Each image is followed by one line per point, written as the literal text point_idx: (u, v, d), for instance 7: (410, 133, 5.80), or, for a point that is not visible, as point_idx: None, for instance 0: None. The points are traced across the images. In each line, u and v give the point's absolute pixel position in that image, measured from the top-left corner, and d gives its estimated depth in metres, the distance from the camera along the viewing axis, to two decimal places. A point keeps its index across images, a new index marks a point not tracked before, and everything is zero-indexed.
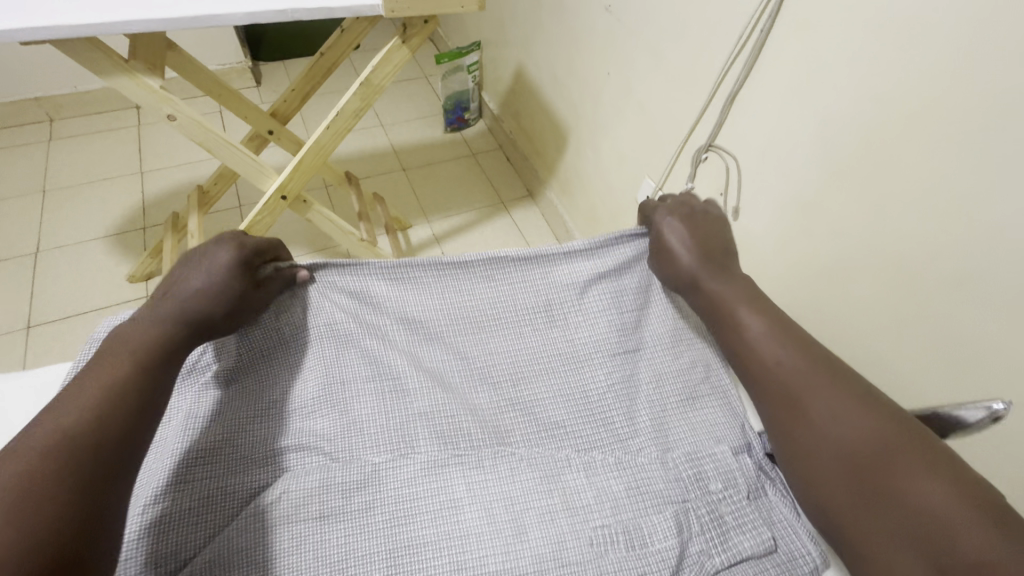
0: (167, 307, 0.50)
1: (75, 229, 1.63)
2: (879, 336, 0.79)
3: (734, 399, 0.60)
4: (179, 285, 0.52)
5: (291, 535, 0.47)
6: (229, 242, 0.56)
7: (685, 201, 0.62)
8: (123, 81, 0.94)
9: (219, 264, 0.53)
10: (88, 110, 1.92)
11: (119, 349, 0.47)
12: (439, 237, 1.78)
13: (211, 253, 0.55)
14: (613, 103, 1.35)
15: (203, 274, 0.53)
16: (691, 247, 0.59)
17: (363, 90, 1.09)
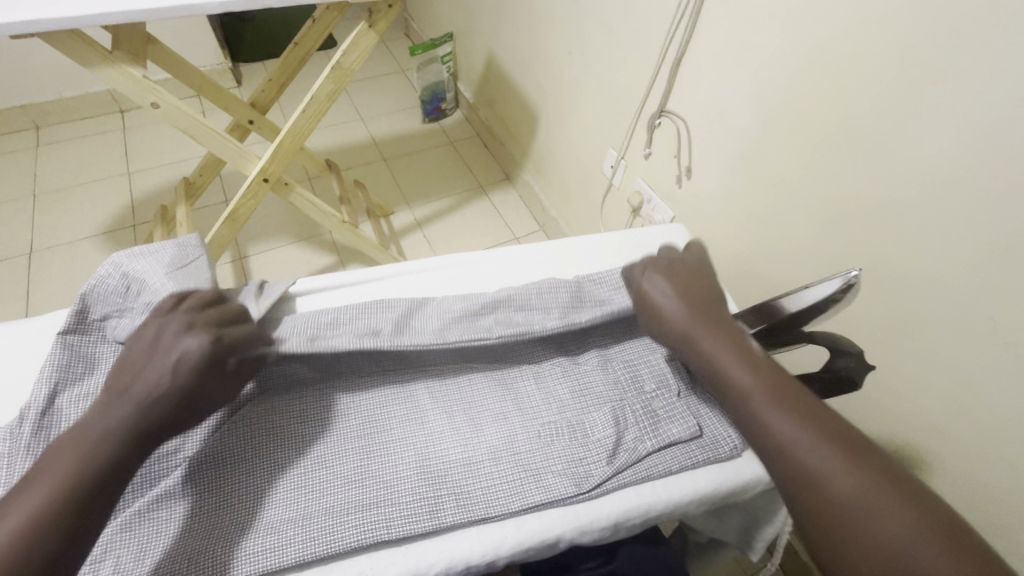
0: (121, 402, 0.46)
1: (67, 229, 1.69)
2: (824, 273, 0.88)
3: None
4: (133, 380, 0.47)
5: (276, 435, 0.54)
6: (200, 329, 0.50)
7: (665, 261, 0.63)
8: (109, 72, 1.00)
9: (181, 363, 0.47)
10: (73, 117, 1.97)
11: (50, 470, 0.42)
12: (421, 222, 1.85)
13: (179, 339, 0.49)
14: (577, 81, 1.42)
15: (162, 371, 0.47)
16: (692, 309, 0.57)
17: (334, 73, 1.16)
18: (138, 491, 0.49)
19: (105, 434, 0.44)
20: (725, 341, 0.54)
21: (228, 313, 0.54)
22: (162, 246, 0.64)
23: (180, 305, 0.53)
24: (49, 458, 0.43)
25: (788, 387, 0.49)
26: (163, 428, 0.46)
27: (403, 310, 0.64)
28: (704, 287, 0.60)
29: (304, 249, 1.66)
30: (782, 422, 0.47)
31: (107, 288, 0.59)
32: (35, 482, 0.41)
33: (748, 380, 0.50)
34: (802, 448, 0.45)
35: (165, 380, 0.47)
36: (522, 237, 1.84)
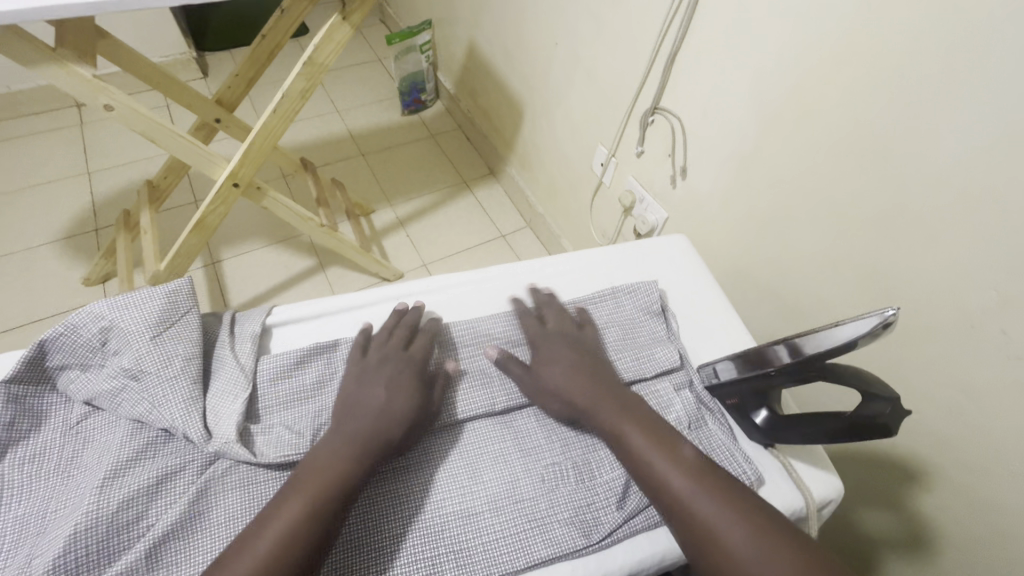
0: (368, 409, 0.53)
1: (23, 234, 1.58)
2: (833, 283, 0.85)
3: (625, 370, 0.63)
4: (356, 405, 0.53)
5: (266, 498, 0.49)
6: (400, 358, 0.57)
7: (557, 312, 0.66)
8: (53, 71, 0.91)
9: (397, 381, 0.55)
10: (25, 111, 1.84)
11: (302, 481, 0.47)
12: (403, 221, 1.78)
13: (389, 370, 0.56)
14: (565, 72, 1.35)
15: (379, 393, 0.54)
16: (574, 384, 0.57)
17: (307, 69, 1.08)
18: (93, 569, 0.43)
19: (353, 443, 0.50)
20: (625, 416, 0.55)
21: (412, 343, 0.60)
22: (150, 291, 0.55)
23: (375, 344, 0.59)
24: (295, 477, 0.48)
25: (708, 474, 0.50)
26: (397, 440, 0.52)
27: (324, 363, 0.58)
28: (587, 347, 0.62)
29: (281, 252, 1.58)
30: (720, 517, 0.47)
31: (77, 340, 0.52)
32: (293, 494, 0.46)
33: (675, 475, 0.50)
34: (739, 552, 0.45)
35: (386, 399, 0.54)
36: (508, 234, 1.79)
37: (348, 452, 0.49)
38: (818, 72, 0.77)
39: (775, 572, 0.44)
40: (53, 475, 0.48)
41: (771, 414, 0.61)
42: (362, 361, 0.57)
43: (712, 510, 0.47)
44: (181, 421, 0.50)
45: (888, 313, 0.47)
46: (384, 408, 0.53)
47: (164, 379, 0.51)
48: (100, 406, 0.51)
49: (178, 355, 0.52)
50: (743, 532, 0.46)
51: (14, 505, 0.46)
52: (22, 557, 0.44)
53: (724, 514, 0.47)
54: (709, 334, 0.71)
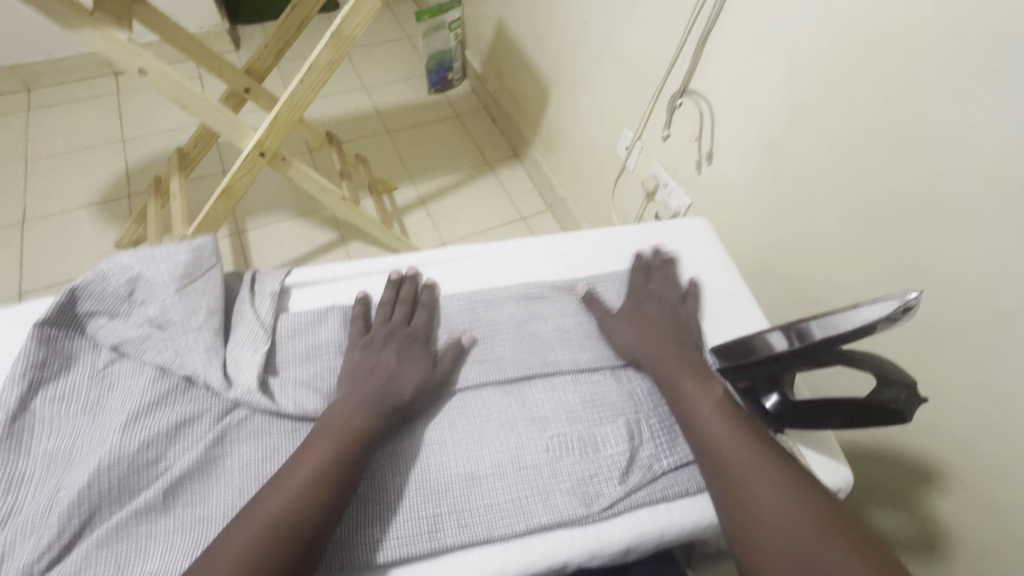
0: (380, 377, 0.54)
1: (60, 198, 1.63)
2: (857, 276, 0.83)
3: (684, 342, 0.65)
4: (372, 369, 0.55)
5: (279, 444, 0.51)
6: (404, 334, 0.59)
7: (658, 268, 0.70)
8: (89, 34, 0.93)
9: (407, 355, 0.57)
10: (64, 78, 1.89)
11: (322, 435, 0.49)
12: (425, 199, 1.79)
13: (395, 345, 0.57)
14: (593, 53, 1.33)
15: (392, 362, 0.56)
16: (651, 335, 0.62)
17: (334, 41, 1.08)
18: (114, 503, 0.46)
19: (363, 406, 0.51)
20: (685, 369, 0.58)
21: (413, 319, 0.61)
22: (177, 246, 0.57)
23: (377, 320, 0.59)
24: (314, 434, 0.49)
25: (752, 432, 0.52)
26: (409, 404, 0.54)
27: (339, 320, 0.60)
28: (670, 307, 0.65)
29: (303, 225, 1.61)
30: (752, 475, 0.49)
31: (107, 288, 0.54)
32: (313, 444, 0.48)
33: (715, 432, 0.53)
34: (764, 493, 0.48)
35: (399, 369, 0.55)
36: (529, 217, 1.79)
37: (367, 410, 0.51)
38: (853, 56, 0.75)
39: (794, 511, 0.46)
40: (81, 414, 0.50)
41: (781, 399, 0.59)
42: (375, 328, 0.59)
43: (743, 466, 0.50)
44: (202, 369, 0.51)
45: (911, 298, 0.45)
46: (395, 376, 0.55)
47: (187, 329, 0.53)
48: (126, 352, 0.53)
49: (201, 307, 0.54)
50: (774, 493, 0.48)
51: (45, 441, 0.49)
52: (50, 487, 0.46)
53: (754, 464, 0.50)
54: (726, 318, 0.69)
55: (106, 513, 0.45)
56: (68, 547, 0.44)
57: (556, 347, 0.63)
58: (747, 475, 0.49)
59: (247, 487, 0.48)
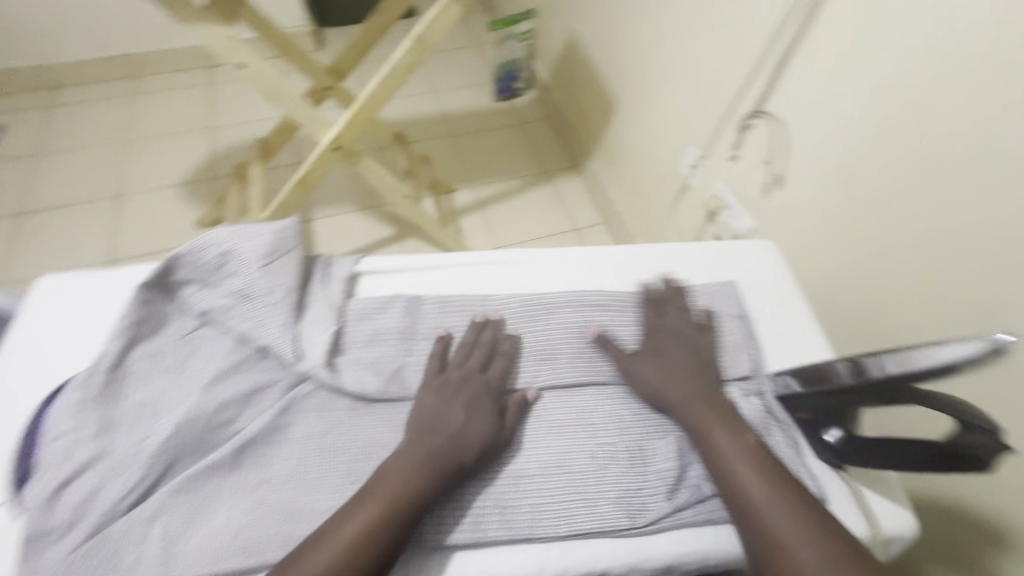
0: (445, 430, 0.52)
1: (152, 176, 1.78)
2: (934, 316, 0.79)
3: (743, 362, 0.64)
4: (438, 419, 0.53)
5: (339, 420, 0.54)
6: (477, 382, 0.56)
7: (674, 300, 0.66)
8: (200, 28, 1.02)
9: (476, 405, 0.54)
10: (166, 68, 2.06)
11: (376, 491, 0.48)
12: (482, 203, 1.83)
13: (467, 394, 0.55)
14: (664, 69, 1.32)
15: (459, 417, 0.53)
16: (671, 376, 0.58)
17: (416, 45, 1.13)
18: (192, 455, 0.50)
19: (422, 463, 0.50)
20: (717, 416, 0.55)
21: (490, 367, 0.59)
22: (266, 226, 0.61)
23: (454, 362, 0.58)
24: (370, 487, 0.48)
25: (794, 490, 0.50)
26: (470, 464, 0.51)
27: (400, 309, 0.62)
28: (694, 351, 0.61)
29: (365, 218, 1.68)
30: (790, 532, 0.46)
31: (201, 259, 0.58)
32: (365, 499, 0.47)
33: (755, 483, 0.50)
34: (805, 560, 0.45)
35: (465, 423, 0.53)
36: (582, 228, 1.79)
37: (422, 470, 0.49)
38: (948, 85, 0.71)
39: None
40: (167, 371, 0.55)
41: (845, 433, 0.58)
42: (451, 372, 0.57)
43: (783, 526, 0.47)
44: (277, 342, 0.55)
45: (1002, 341, 0.42)
46: (461, 433, 0.52)
47: (267, 304, 0.57)
48: (212, 319, 0.58)
49: (281, 284, 0.58)
50: (817, 557, 0.45)
51: (135, 391, 0.54)
52: (138, 432, 0.51)
53: (794, 527, 0.47)
54: (787, 345, 0.67)
55: (185, 463, 0.50)
56: (150, 491, 0.49)
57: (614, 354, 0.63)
58: (778, 522, 0.47)
59: (308, 456, 0.51)
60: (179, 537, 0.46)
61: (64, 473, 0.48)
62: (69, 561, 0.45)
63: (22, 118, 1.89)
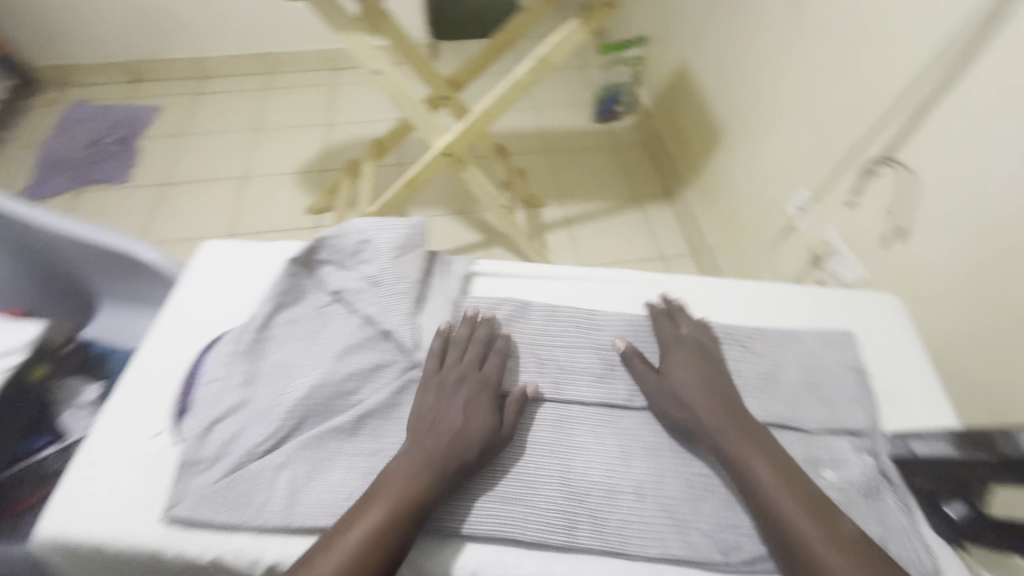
0: (443, 433, 0.54)
1: (275, 163, 1.97)
2: None
3: (863, 415, 0.61)
4: (436, 421, 0.55)
5: None
6: (474, 381, 0.58)
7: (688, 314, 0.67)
8: (349, 35, 1.13)
9: (474, 406, 0.57)
10: (299, 67, 2.28)
11: (384, 492, 0.50)
12: (570, 220, 1.85)
13: (464, 392, 0.57)
14: (781, 106, 1.29)
15: (456, 419, 0.55)
16: (701, 396, 0.59)
17: (537, 64, 1.18)
18: (317, 417, 0.56)
19: (424, 463, 0.52)
20: (754, 446, 0.55)
21: (485, 364, 0.60)
22: (402, 222, 0.66)
23: (449, 360, 0.60)
24: (376, 487, 0.51)
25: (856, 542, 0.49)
26: (471, 463, 0.54)
27: (507, 312, 0.66)
28: (715, 367, 0.62)
29: (457, 222, 1.76)
30: None
31: (342, 244, 0.65)
32: (372, 501, 0.50)
33: (807, 530, 0.49)
34: None
35: (464, 422, 0.55)
36: (669, 257, 1.77)
37: (424, 471, 0.52)
38: None
39: None
40: (303, 337, 0.61)
41: (969, 511, 0.54)
42: (444, 372, 0.59)
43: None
44: (400, 327, 0.60)
45: None
46: (458, 435, 0.54)
47: (394, 292, 0.62)
48: (344, 298, 0.64)
49: (407, 276, 0.63)
50: None
51: (273, 352, 0.60)
52: (274, 389, 0.57)
53: None
54: (907, 407, 0.64)
55: (311, 423, 0.56)
56: (281, 442, 0.55)
57: None
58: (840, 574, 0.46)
59: None
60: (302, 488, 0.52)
61: (216, 413, 0.56)
62: (212, 490, 0.52)
63: (177, 101, 2.17)
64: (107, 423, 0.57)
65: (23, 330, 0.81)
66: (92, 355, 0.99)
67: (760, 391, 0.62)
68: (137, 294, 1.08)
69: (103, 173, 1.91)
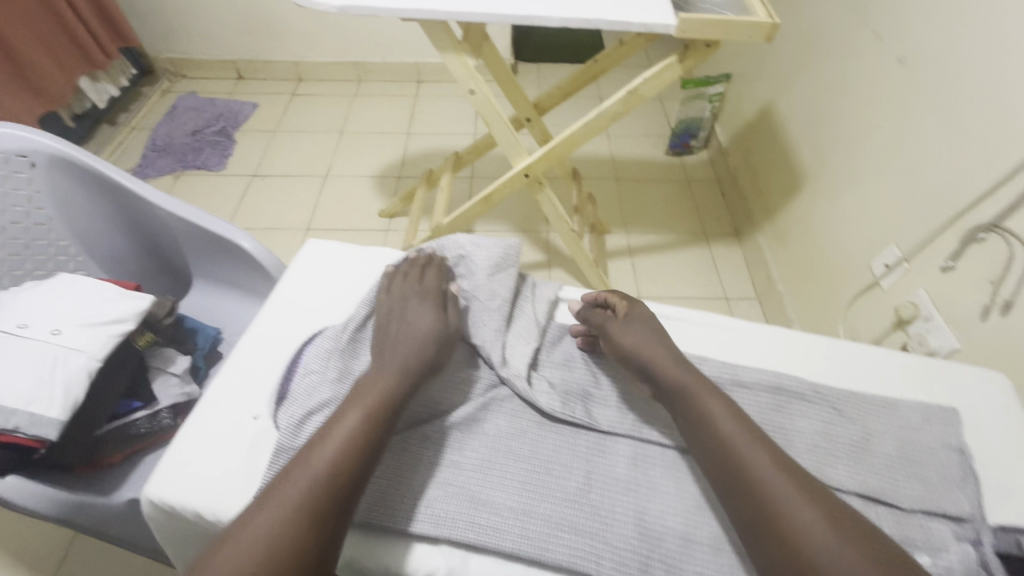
0: (403, 338, 0.64)
1: (355, 165, 2.08)
2: None
3: (965, 501, 0.57)
4: (395, 331, 0.65)
5: (531, 432, 0.65)
6: (421, 294, 0.68)
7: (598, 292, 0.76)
8: (451, 56, 1.18)
9: (423, 313, 0.66)
10: (386, 77, 2.40)
11: (362, 394, 0.59)
12: (633, 250, 1.84)
13: (411, 304, 0.67)
14: (876, 159, 1.25)
15: (411, 327, 0.65)
16: (628, 339, 0.67)
17: (628, 97, 1.20)
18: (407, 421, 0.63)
19: (387, 362, 0.62)
20: (678, 378, 0.63)
21: (429, 282, 0.70)
22: (493, 242, 0.76)
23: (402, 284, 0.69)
24: (354, 392, 0.60)
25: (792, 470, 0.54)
26: (427, 357, 0.63)
27: (584, 348, 0.73)
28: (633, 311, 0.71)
29: (521, 239, 1.79)
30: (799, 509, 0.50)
31: (442, 257, 0.75)
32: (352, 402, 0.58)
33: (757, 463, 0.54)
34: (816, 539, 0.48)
35: (417, 327, 0.65)
36: (732, 298, 1.73)
37: (389, 370, 0.61)
38: None
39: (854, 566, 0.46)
40: None
41: None
42: (391, 298, 0.68)
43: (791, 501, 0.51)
44: (489, 344, 0.68)
45: None
46: (414, 338, 0.64)
47: (486, 309, 0.70)
48: None
49: (499, 294, 0.71)
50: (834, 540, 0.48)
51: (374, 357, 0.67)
52: None
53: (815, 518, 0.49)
54: (1007, 497, 0.60)
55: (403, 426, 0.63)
56: None
57: (812, 440, 0.61)
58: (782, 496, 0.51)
59: (501, 452, 0.62)
60: (385, 482, 0.59)
61: (312, 405, 0.61)
62: None
63: (272, 100, 2.33)
64: (211, 407, 0.64)
65: (135, 301, 0.88)
66: (185, 328, 1.05)
67: (852, 455, 0.60)
68: (226, 277, 1.16)
69: (201, 160, 2.06)
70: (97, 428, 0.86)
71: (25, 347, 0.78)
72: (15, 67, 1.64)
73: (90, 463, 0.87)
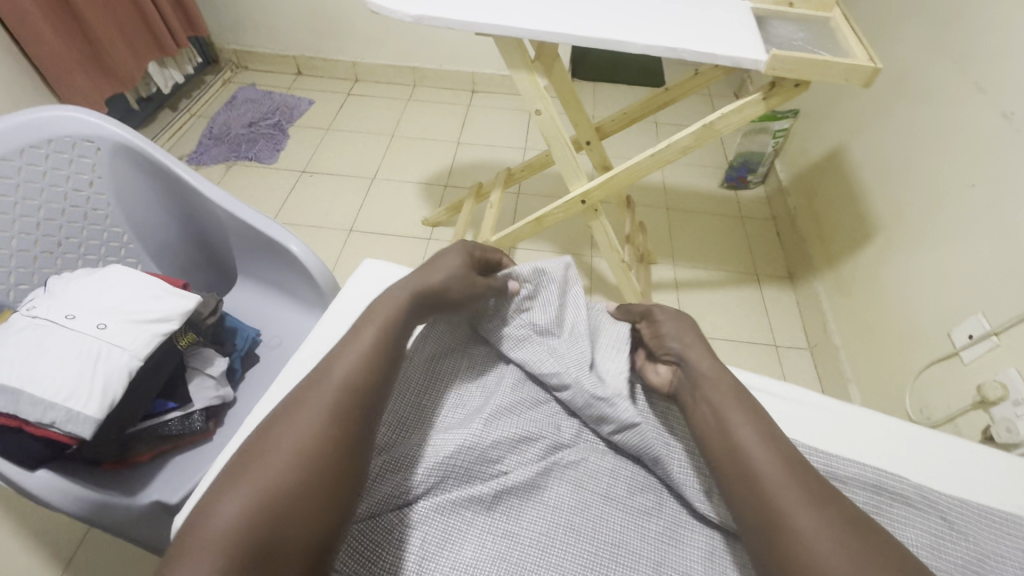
0: (428, 274, 0.67)
1: (403, 169, 2.06)
2: None
3: None
4: (429, 270, 0.68)
5: (595, 510, 0.60)
6: (458, 248, 0.72)
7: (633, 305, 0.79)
8: (523, 74, 1.14)
9: (453, 258, 0.70)
10: (441, 84, 2.39)
11: (377, 312, 0.62)
12: (679, 284, 1.77)
13: (449, 253, 0.71)
14: (966, 218, 1.15)
15: (441, 266, 0.68)
16: (663, 321, 0.71)
17: (702, 130, 1.13)
18: (461, 481, 0.60)
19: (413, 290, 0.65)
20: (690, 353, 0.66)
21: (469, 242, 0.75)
22: (557, 266, 0.72)
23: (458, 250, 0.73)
24: (371, 312, 0.62)
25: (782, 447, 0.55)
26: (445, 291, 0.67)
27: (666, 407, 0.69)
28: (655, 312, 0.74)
29: (565, 262, 1.73)
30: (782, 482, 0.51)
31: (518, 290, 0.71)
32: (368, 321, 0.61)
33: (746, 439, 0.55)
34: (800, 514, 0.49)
35: (445, 266, 0.69)
36: (783, 346, 1.63)
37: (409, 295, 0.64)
38: None
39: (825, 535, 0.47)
40: (472, 402, 0.68)
41: None
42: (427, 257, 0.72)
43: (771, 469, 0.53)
44: (575, 380, 0.66)
45: None
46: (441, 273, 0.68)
47: (568, 344, 0.69)
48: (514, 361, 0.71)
49: (580, 331, 0.70)
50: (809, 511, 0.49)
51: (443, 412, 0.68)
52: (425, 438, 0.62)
53: (796, 493, 0.50)
54: None
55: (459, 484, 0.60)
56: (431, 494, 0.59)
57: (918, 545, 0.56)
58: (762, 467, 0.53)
59: (563, 528, 0.58)
60: (438, 553, 0.55)
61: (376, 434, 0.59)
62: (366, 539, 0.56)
63: (327, 98, 2.34)
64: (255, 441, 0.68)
65: (180, 299, 0.86)
66: (225, 327, 1.03)
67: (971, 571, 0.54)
68: (269, 278, 1.14)
69: (253, 152, 2.08)
70: (131, 425, 0.83)
71: (67, 338, 0.76)
72: (91, 49, 1.68)
73: (119, 460, 0.85)
